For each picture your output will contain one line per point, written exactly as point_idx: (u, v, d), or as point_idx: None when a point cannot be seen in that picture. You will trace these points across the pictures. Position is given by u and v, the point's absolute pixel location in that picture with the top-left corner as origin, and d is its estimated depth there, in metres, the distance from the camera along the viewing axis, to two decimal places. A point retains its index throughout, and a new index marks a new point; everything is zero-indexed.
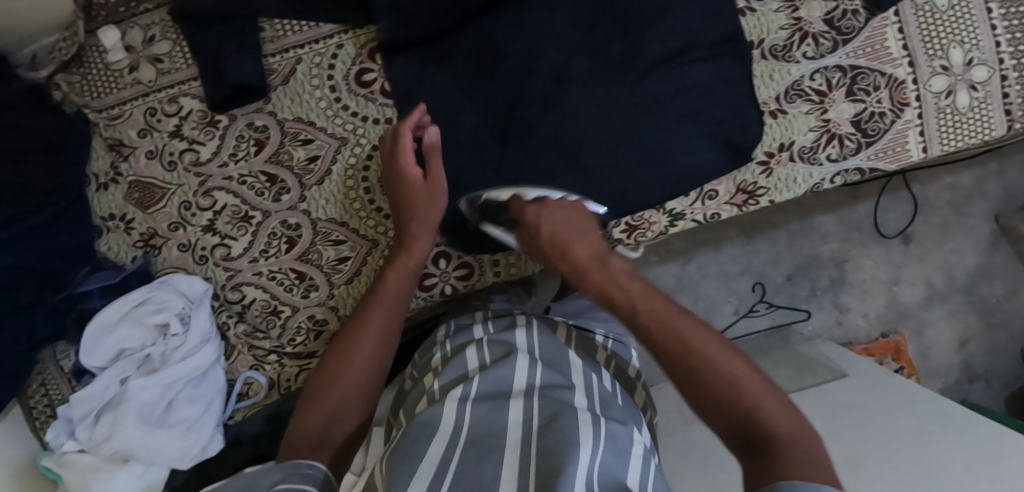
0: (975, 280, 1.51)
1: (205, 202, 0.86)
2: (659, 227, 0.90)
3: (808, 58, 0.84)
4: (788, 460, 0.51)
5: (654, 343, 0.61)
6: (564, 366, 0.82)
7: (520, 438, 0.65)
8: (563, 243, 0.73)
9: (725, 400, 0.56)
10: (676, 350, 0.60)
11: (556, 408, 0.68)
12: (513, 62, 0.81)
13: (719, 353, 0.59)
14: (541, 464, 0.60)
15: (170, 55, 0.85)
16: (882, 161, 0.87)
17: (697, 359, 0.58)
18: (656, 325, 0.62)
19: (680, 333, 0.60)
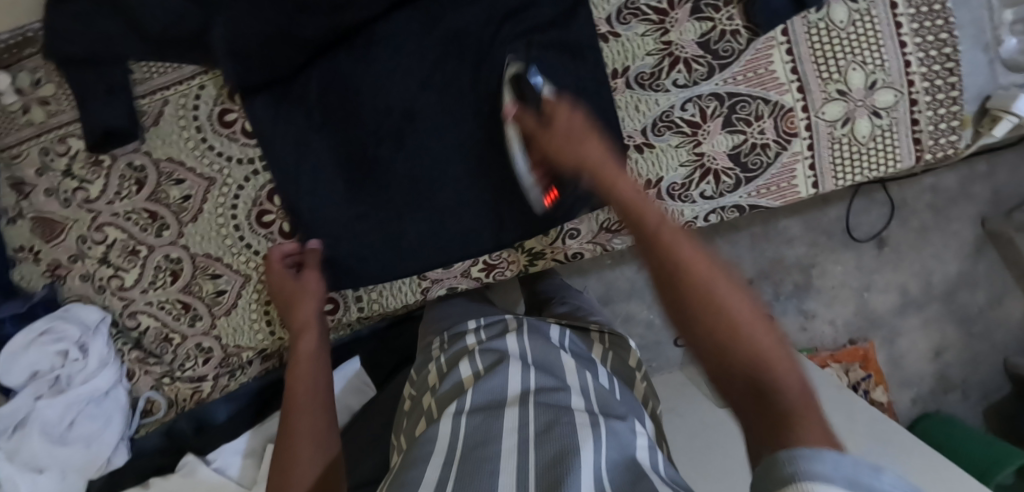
0: (954, 288, 1.41)
1: (98, 236, 0.90)
2: (517, 267, 0.89)
3: (678, 86, 0.78)
4: (783, 398, 0.43)
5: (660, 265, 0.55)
6: (555, 369, 0.80)
7: (514, 446, 0.64)
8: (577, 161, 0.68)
9: (722, 328, 0.48)
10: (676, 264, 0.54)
11: (551, 416, 0.68)
12: (365, 101, 0.81)
13: (697, 265, 0.53)
14: (541, 476, 0.58)
15: (56, 97, 0.88)
16: (765, 198, 0.81)
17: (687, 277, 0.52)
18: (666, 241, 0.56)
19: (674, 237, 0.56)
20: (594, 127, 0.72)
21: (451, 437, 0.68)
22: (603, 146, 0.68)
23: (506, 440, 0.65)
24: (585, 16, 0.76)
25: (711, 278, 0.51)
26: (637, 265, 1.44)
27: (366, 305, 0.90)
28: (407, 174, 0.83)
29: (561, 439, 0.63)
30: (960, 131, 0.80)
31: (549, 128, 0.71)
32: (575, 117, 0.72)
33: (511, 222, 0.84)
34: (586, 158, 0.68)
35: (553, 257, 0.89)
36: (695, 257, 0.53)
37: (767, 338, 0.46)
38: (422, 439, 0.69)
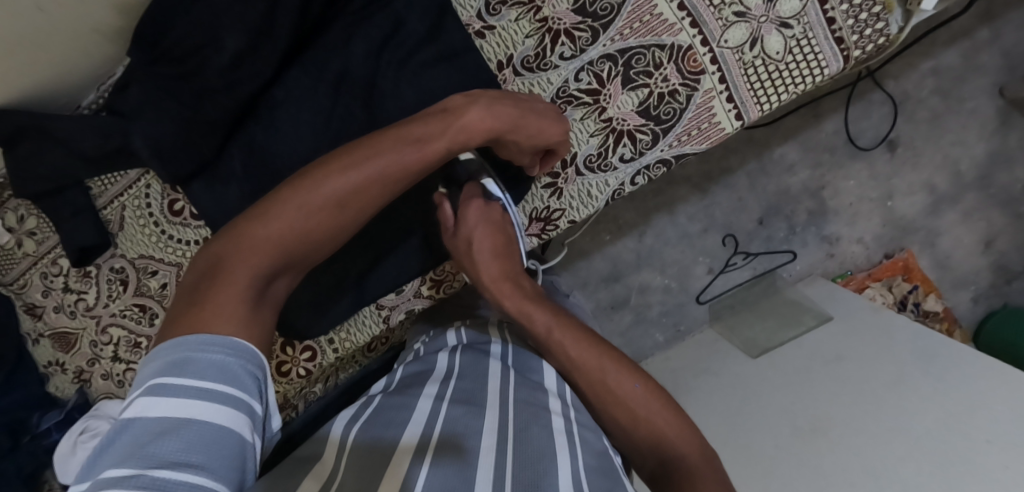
0: (990, 169, 1.29)
1: (105, 337, 1.00)
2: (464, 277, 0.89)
3: (566, 58, 0.76)
4: (688, 462, 0.62)
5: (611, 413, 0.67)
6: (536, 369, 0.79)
7: (493, 445, 0.60)
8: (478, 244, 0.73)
9: (651, 442, 0.65)
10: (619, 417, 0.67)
11: (528, 415, 0.66)
12: (284, 159, 0.85)
13: (610, 363, 0.69)
14: (515, 479, 0.55)
15: (39, 226, 0.99)
16: (689, 144, 0.76)
17: (620, 398, 0.67)
18: (612, 391, 0.67)
19: (611, 381, 0.68)
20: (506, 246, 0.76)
21: (431, 418, 0.65)
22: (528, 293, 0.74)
23: (485, 437, 0.62)
24: (452, 20, 0.78)
25: (611, 370, 0.68)
26: (638, 233, 1.40)
27: (340, 346, 0.91)
28: None
29: (535, 445, 0.60)
30: (885, 15, 0.72)
31: (465, 240, 0.73)
32: (490, 237, 0.74)
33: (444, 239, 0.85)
34: (502, 298, 0.74)
35: None
36: (644, 415, 0.66)
37: (678, 425, 0.65)
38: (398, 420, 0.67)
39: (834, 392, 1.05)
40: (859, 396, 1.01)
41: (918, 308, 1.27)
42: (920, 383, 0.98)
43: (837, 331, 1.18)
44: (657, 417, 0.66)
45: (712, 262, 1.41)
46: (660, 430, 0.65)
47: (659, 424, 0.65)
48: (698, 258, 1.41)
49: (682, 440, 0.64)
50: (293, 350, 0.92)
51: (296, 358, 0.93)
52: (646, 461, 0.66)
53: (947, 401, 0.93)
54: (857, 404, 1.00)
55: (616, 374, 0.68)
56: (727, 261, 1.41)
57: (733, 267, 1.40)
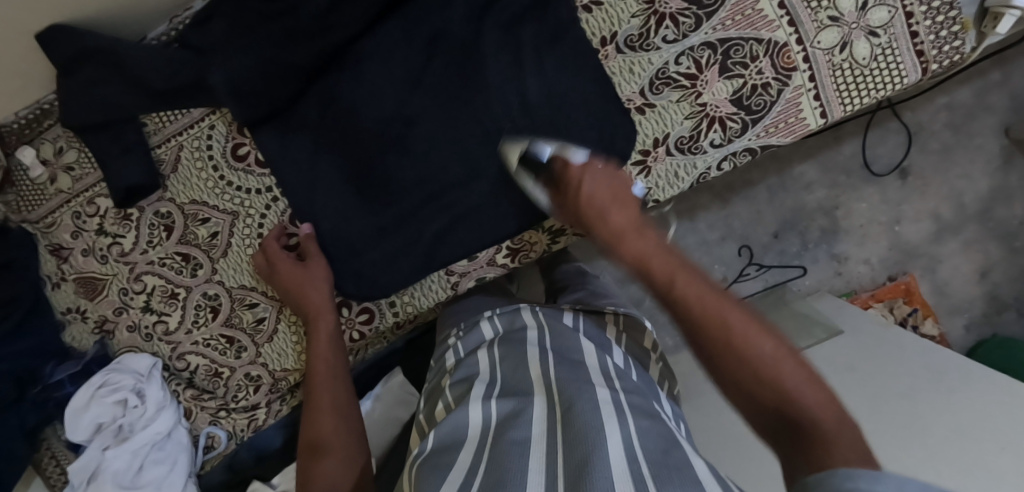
0: (990, 203, 1.39)
1: (137, 286, 0.95)
2: (542, 246, 0.88)
3: (669, 42, 0.78)
4: (827, 438, 0.47)
5: (718, 367, 0.56)
6: (574, 353, 0.81)
7: (542, 432, 0.64)
8: (600, 208, 0.73)
9: (777, 401, 0.51)
10: (734, 370, 0.54)
11: (573, 394, 0.68)
12: (366, 114, 0.83)
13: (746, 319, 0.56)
14: (568, 453, 0.58)
15: (78, 162, 0.93)
16: (775, 136, 0.80)
17: (742, 344, 0.54)
18: (726, 333, 0.55)
19: (729, 315, 0.56)
20: (624, 197, 0.75)
21: (482, 419, 0.70)
22: (606, 215, 0.72)
23: (532, 427, 0.65)
24: None
25: (728, 312, 0.57)
26: (657, 237, 1.45)
27: (401, 308, 0.91)
28: (417, 177, 0.84)
29: (585, 415, 0.62)
30: (962, 35, 0.78)
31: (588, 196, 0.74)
32: (613, 189, 0.75)
33: (520, 210, 0.84)
34: (622, 244, 0.70)
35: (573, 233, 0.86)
36: (772, 360, 0.53)
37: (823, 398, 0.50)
38: (450, 421, 0.71)
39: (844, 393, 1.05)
40: (867, 400, 0.99)
41: (916, 329, 1.35)
42: (933, 398, 0.97)
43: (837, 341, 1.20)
44: (780, 363, 0.52)
45: (726, 270, 1.45)
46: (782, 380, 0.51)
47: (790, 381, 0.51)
48: (714, 266, 1.45)
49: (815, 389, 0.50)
50: (347, 313, 0.90)
51: (351, 322, 0.90)
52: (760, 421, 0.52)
53: (960, 417, 0.91)
54: (864, 407, 0.98)
55: (726, 306, 0.57)
56: (740, 271, 1.45)
57: (746, 277, 1.45)
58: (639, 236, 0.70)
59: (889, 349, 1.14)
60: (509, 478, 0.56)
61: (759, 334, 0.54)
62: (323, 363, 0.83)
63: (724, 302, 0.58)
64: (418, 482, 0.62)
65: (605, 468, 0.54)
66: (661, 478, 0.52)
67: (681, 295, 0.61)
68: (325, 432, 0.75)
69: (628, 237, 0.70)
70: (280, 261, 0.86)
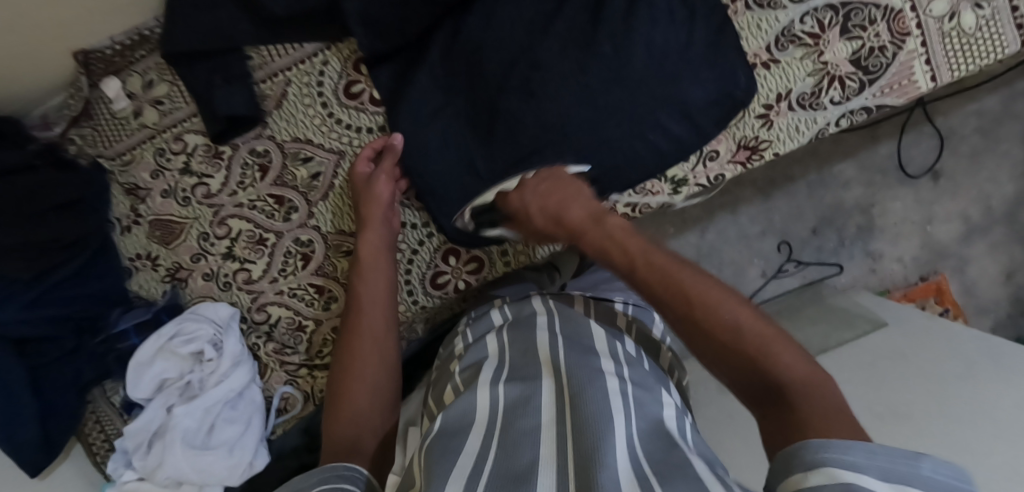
0: (1014, 208, 1.44)
1: (221, 230, 0.90)
2: (664, 197, 0.89)
3: (795, 1, 0.81)
4: (809, 411, 0.48)
5: (670, 313, 0.58)
6: (586, 337, 0.74)
7: (552, 420, 0.59)
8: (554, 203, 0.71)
9: (750, 359, 0.52)
10: (718, 359, 0.54)
11: (582, 377, 0.63)
12: (488, 55, 0.82)
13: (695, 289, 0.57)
14: (576, 446, 0.54)
15: (169, 96, 0.89)
16: (890, 97, 0.84)
17: (715, 324, 0.55)
18: (701, 308, 0.56)
19: (682, 279, 0.58)
20: (573, 191, 0.71)
21: (487, 407, 0.63)
22: (606, 232, 0.65)
23: (541, 415, 0.60)
24: None
25: (679, 272, 0.58)
26: (701, 228, 1.43)
27: (514, 258, 0.90)
28: (540, 122, 0.82)
29: (592, 404, 0.58)
30: None
31: (529, 198, 0.73)
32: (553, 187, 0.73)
33: (646, 159, 0.84)
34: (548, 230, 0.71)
35: (696, 184, 0.89)
36: (711, 325, 0.55)
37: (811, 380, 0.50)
38: (456, 407, 0.65)
39: (904, 385, 0.91)
40: (915, 385, 0.90)
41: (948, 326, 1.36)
42: (988, 377, 0.88)
43: (884, 333, 1.08)
44: (754, 335, 0.53)
45: (766, 265, 1.44)
46: (753, 350, 0.53)
47: (759, 340, 0.53)
48: (753, 259, 1.44)
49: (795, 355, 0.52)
50: (455, 262, 0.90)
51: (458, 271, 0.90)
52: (744, 391, 0.53)
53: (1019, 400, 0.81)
54: (914, 390, 0.89)
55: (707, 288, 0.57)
56: (779, 267, 1.44)
57: (785, 273, 1.44)
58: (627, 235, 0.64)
59: (937, 334, 1.04)
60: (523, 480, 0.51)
61: (727, 299, 0.55)
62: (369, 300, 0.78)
63: (667, 263, 0.60)
64: (423, 469, 0.57)
65: (614, 462, 0.51)
66: (666, 476, 0.49)
67: (635, 258, 0.62)
68: (364, 357, 0.73)
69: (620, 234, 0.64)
70: (360, 178, 0.83)
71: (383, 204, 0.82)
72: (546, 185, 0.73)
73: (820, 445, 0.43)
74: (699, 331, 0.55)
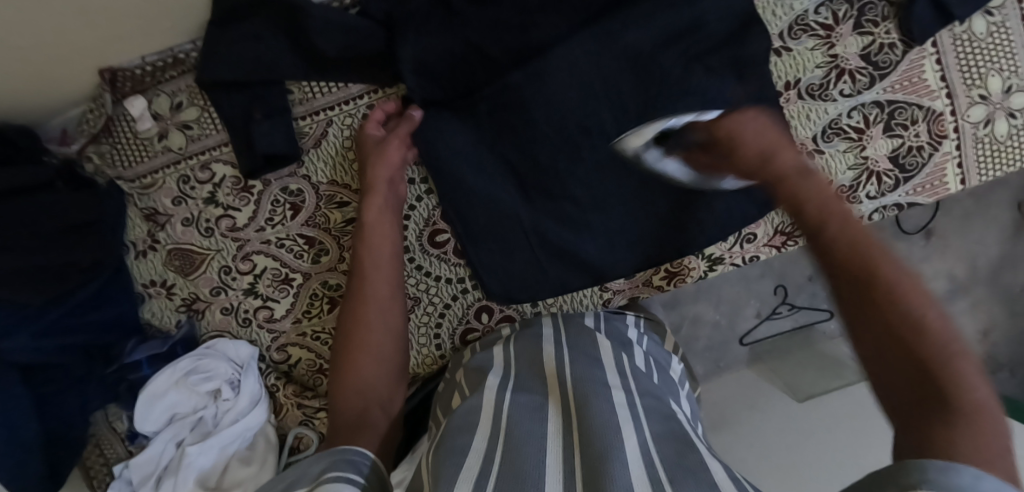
0: (997, 269, 1.51)
1: (244, 266, 0.87)
2: (698, 272, 0.90)
3: (845, 96, 0.83)
4: (961, 419, 0.42)
5: (840, 270, 0.52)
6: (592, 349, 0.77)
7: (558, 430, 0.60)
8: (763, 152, 0.66)
9: (898, 338, 0.47)
10: (880, 338, 0.48)
11: (590, 391, 0.64)
12: (537, 119, 0.80)
13: (872, 247, 0.52)
14: (584, 446, 0.55)
15: (199, 121, 0.84)
16: (921, 196, 0.86)
17: (889, 292, 0.49)
18: (859, 259, 0.51)
19: (864, 236, 0.53)
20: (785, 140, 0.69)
21: (495, 416, 0.64)
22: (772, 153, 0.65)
23: (548, 422, 0.61)
24: (762, 29, 0.80)
25: (862, 238, 0.52)
26: None
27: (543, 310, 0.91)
28: (588, 194, 0.83)
29: (604, 413, 0.59)
30: None
31: (731, 133, 0.71)
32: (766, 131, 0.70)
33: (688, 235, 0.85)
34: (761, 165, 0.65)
35: (730, 263, 0.89)
36: (903, 293, 0.48)
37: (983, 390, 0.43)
38: (464, 409, 0.66)
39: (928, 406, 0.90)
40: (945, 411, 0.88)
41: None
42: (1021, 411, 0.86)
43: None
44: (920, 308, 0.47)
45: (761, 305, 1.36)
46: (909, 331, 0.46)
47: (910, 316, 0.47)
48: (750, 300, 1.36)
49: (954, 338, 0.46)
50: (486, 319, 0.90)
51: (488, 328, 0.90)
52: (887, 362, 0.47)
53: None
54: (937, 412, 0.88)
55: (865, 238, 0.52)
56: (774, 308, 1.36)
57: (779, 315, 1.36)
58: (810, 182, 0.60)
59: None
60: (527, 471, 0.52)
61: (890, 260, 0.50)
62: (377, 279, 0.78)
63: (858, 224, 0.54)
64: (431, 470, 0.57)
65: (624, 462, 0.51)
66: (676, 472, 0.51)
67: (824, 212, 0.56)
68: (368, 334, 0.75)
69: (797, 178, 0.61)
70: (369, 143, 0.81)
71: (390, 174, 0.80)
72: (722, 131, 0.72)
73: (926, 464, 0.39)
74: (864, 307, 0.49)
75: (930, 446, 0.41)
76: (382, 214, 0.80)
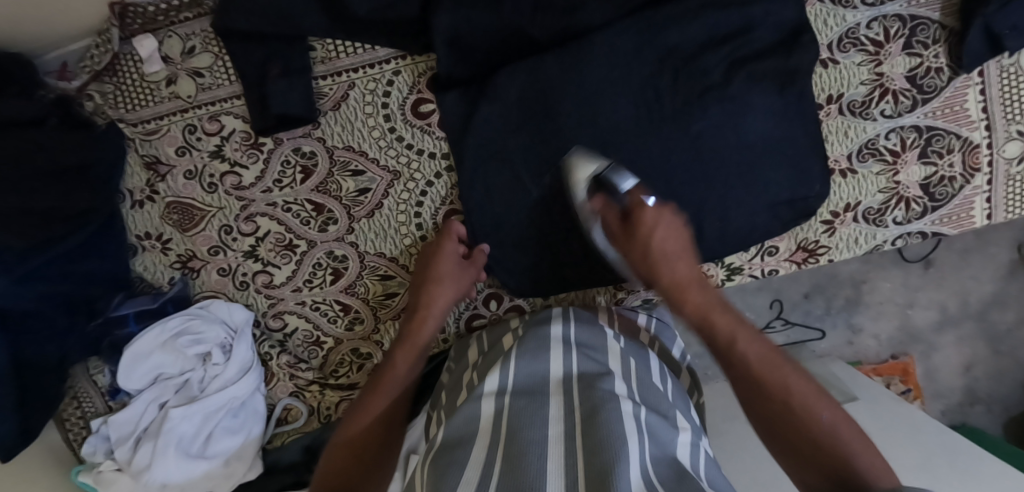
0: (988, 307, 1.35)
1: (247, 227, 0.83)
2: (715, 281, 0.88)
3: (885, 116, 0.80)
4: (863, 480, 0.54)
5: (754, 393, 0.63)
6: (598, 348, 0.74)
7: (560, 433, 0.59)
8: (668, 254, 0.75)
9: (824, 445, 0.57)
10: (766, 392, 0.62)
11: (596, 401, 0.62)
12: (568, 109, 0.78)
13: (778, 370, 0.63)
14: (588, 455, 0.54)
15: (211, 69, 0.79)
16: (946, 227, 0.84)
17: (768, 383, 0.62)
18: (765, 387, 0.62)
19: (773, 376, 0.62)
20: (688, 251, 0.76)
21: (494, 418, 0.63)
22: (650, 240, 0.76)
23: (549, 428, 0.59)
24: (812, 39, 0.77)
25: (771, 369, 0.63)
26: None
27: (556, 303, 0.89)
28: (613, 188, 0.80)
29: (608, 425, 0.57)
30: None
31: (656, 240, 0.76)
32: (673, 240, 0.76)
33: (712, 241, 0.83)
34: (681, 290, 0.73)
35: (748, 274, 0.87)
36: (800, 406, 0.60)
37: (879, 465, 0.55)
38: (460, 414, 0.65)
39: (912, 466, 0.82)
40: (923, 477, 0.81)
41: None
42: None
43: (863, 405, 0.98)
44: (800, 394, 0.61)
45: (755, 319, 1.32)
46: (819, 441, 0.57)
47: (798, 403, 0.60)
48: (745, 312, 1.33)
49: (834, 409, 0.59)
50: (495, 307, 0.88)
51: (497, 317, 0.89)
52: (804, 451, 0.58)
53: None
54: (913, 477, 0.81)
55: (744, 335, 0.66)
56: (767, 322, 1.34)
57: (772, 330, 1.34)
58: (677, 261, 0.75)
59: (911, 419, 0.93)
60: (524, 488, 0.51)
61: (796, 374, 0.62)
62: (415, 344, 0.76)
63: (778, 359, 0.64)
64: (430, 474, 0.57)
65: (627, 470, 0.51)
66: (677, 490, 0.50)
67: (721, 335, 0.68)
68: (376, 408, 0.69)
69: (653, 215, 0.77)
70: (445, 262, 0.79)
71: (450, 297, 0.79)
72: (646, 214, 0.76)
73: None
74: (764, 408, 0.62)
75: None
76: (450, 289, 0.79)
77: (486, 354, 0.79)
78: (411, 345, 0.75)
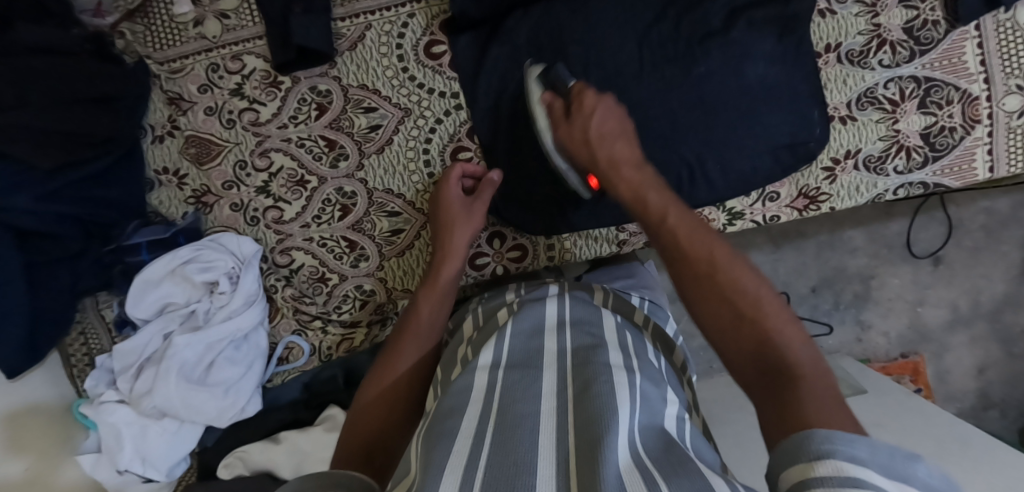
0: (1001, 306, 1.22)
1: (261, 162, 0.85)
2: (716, 225, 0.89)
3: (883, 66, 0.82)
4: (799, 387, 0.45)
5: (684, 277, 0.54)
6: (594, 324, 0.64)
7: (554, 408, 0.51)
8: (600, 136, 0.69)
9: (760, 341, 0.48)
10: (694, 279, 0.53)
11: (590, 373, 0.54)
12: (573, 50, 0.81)
13: (711, 249, 0.54)
14: (579, 431, 0.47)
15: (237, 11, 0.83)
16: (947, 178, 0.86)
17: (701, 263, 0.54)
18: (697, 266, 0.54)
19: (702, 258, 0.54)
20: (628, 136, 0.70)
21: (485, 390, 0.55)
22: (588, 123, 0.70)
23: (543, 400, 0.52)
24: None
25: (700, 246, 0.55)
26: None
27: (559, 253, 0.90)
28: None
29: (600, 401, 0.49)
30: None
31: (581, 127, 0.70)
32: (613, 123, 0.70)
33: (712, 185, 0.84)
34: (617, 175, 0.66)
35: (750, 219, 0.89)
36: (733, 288, 0.51)
37: (816, 373, 0.46)
38: (453, 387, 0.56)
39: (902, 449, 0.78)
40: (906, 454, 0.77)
41: None
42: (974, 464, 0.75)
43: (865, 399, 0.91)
44: (728, 271, 0.52)
45: None
46: (750, 338, 0.49)
47: (732, 291, 0.51)
48: None
49: (758, 283, 0.51)
50: (499, 245, 0.89)
51: (499, 255, 0.89)
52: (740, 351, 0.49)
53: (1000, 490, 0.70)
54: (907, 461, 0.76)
55: (679, 216, 0.58)
56: None
57: None
58: (616, 141, 0.69)
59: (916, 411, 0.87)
60: (517, 473, 0.43)
61: (731, 259, 0.53)
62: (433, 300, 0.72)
63: (709, 242, 0.55)
64: (419, 454, 0.48)
65: (615, 448, 0.44)
66: (668, 464, 0.43)
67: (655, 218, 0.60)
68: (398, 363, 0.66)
69: (590, 98, 0.71)
70: (453, 205, 0.79)
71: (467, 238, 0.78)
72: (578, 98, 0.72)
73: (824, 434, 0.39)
74: (689, 284, 0.54)
75: (772, 402, 0.46)
76: (464, 233, 0.78)
77: (480, 329, 0.70)
78: (433, 289, 0.73)
